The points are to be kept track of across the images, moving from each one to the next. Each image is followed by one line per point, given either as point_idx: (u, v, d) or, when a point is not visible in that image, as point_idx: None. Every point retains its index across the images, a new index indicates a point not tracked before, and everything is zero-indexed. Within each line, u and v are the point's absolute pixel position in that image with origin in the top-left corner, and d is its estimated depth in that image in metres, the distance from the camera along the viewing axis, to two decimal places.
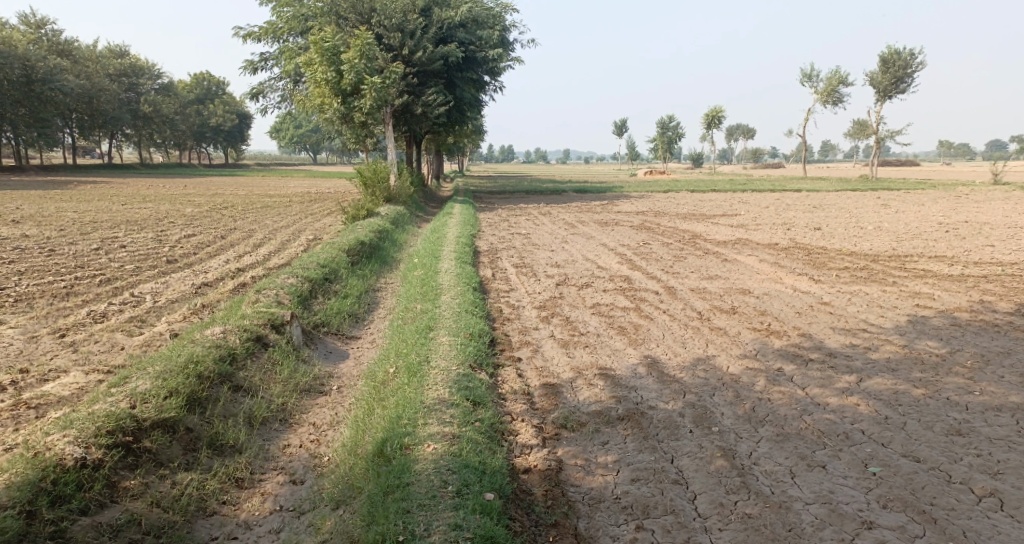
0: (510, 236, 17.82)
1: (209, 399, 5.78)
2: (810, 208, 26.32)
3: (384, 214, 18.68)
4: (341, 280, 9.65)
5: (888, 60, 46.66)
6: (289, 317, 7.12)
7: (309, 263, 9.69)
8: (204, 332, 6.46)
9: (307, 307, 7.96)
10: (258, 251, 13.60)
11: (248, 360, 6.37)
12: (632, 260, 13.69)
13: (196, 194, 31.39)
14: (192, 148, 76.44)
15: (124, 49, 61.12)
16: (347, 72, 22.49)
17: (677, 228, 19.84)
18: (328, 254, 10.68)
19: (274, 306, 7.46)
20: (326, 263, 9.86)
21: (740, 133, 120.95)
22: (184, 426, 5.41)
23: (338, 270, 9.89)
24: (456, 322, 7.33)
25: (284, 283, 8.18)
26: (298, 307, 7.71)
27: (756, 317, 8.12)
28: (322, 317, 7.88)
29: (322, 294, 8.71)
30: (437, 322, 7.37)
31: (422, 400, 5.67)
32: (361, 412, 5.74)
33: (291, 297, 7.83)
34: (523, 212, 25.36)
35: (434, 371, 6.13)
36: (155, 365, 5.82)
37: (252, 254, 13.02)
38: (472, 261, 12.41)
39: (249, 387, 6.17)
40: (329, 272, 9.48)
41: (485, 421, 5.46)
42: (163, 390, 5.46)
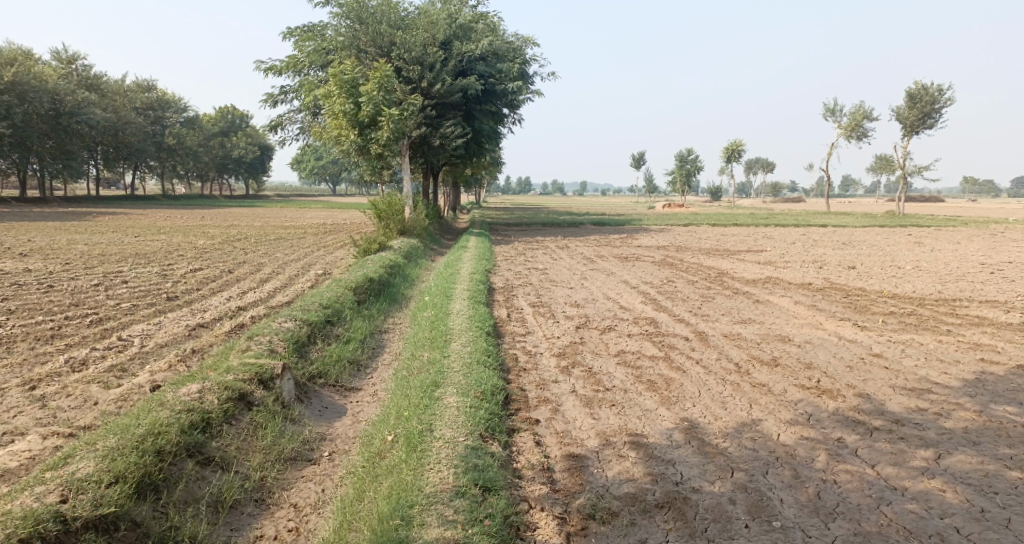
0: (527, 272, 17.09)
1: (168, 482, 5.06)
2: (840, 245, 25.38)
3: (397, 248, 18.06)
4: (344, 323, 8.95)
5: (915, 95, 45.86)
6: (279, 370, 6.43)
7: (311, 304, 9.02)
8: (178, 393, 5.76)
9: (303, 356, 7.27)
10: (264, 287, 12.93)
11: (224, 428, 5.66)
12: (657, 299, 12.89)
13: (212, 225, 31.08)
14: (214, 179, 76.94)
15: (150, 81, 61.83)
16: (365, 103, 22.13)
17: (703, 265, 19.04)
18: (332, 293, 10.00)
19: (266, 355, 6.77)
20: (330, 304, 9.18)
21: (760, 167, 120.11)
22: (129, 521, 4.70)
23: (342, 312, 9.21)
24: (467, 377, 6.54)
25: (278, 329, 7.50)
26: (292, 356, 7.02)
27: (803, 371, 7.29)
28: (320, 367, 7.18)
29: (322, 339, 8.02)
30: (445, 377, 6.58)
31: (422, 489, 4.86)
32: (351, 499, 4.96)
33: (285, 344, 7.15)
34: (542, 246, 24.64)
35: (438, 445, 5.34)
36: (104, 439, 5.11)
37: (257, 291, 12.34)
38: (488, 299, 11.67)
39: (223, 460, 5.45)
40: (331, 314, 8.80)
41: (495, 517, 4.65)
42: (105, 476, 4.75)
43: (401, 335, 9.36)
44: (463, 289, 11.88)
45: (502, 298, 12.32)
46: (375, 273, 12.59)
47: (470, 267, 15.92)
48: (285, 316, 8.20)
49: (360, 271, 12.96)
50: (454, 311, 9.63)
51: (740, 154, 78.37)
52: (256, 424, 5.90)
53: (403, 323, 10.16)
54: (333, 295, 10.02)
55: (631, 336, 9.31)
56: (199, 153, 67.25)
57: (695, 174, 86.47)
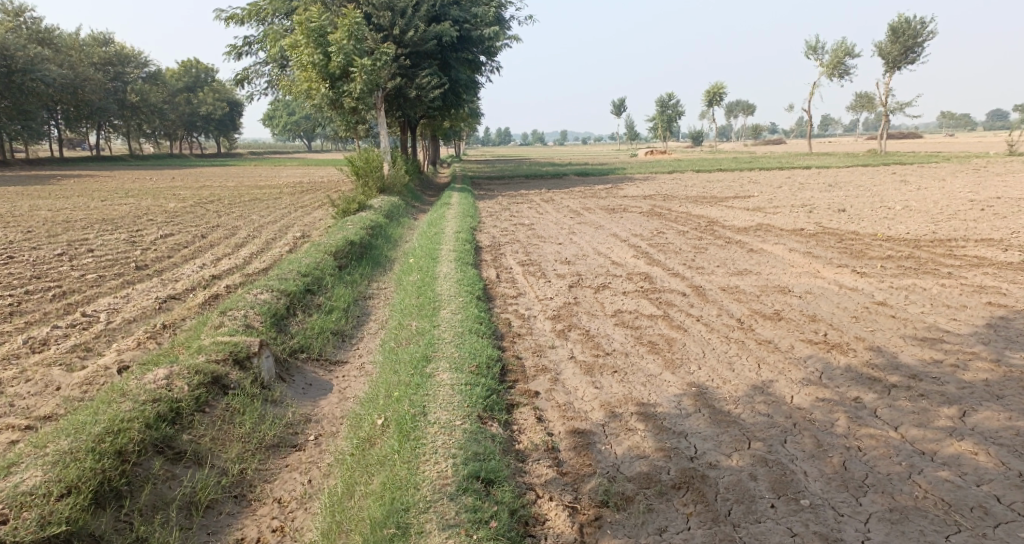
0: (512, 227, 16.66)
1: (131, 485, 4.68)
2: (826, 187, 25.11)
3: (377, 207, 17.51)
4: (324, 291, 8.53)
5: (897, 30, 45.10)
6: (256, 348, 6.03)
7: (289, 272, 8.57)
8: (144, 381, 5.36)
9: (282, 330, 6.88)
10: (239, 252, 12.40)
11: (197, 417, 5.29)
12: (648, 252, 12.58)
13: (183, 187, 30.15)
14: (183, 138, 74.88)
15: (107, 36, 59.36)
16: (335, 54, 21.24)
17: (691, 212, 18.70)
18: (311, 258, 9.54)
19: (242, 332, 6.37)
20: (309, 271, 8.74)
21: (740, 110, 119.19)
22: (86, 535, 4.32)
23: (322, 278, 8.78)
24: (460, 350, 6.19)
25: (254, 301, 7.07)
26: (271, 331, 6.63)
27: (807, 323, 7.05)
28: (302, 341, 6.80)
29: (301, 310, 7.61)
30: (436, 351, 6.23)
31: (418, 486, 4.53)
32: (343, 497, 4.63)
33: (263, 318, 6.74)
34: (525, 199, 24.15)
35: (433, 431, 5.01)
36: (56, 441, 4.72)
37: (232, 257, 11.82)
38: (475, 259, 11.28)
39: (197, 454, 5.08)
40: (311, 282, 8.36)
41: (499, 512, 4.35)
42: (56, 488, 4.36)
43: (387, 301, 8.98)
44: (449, 248, 11.46)
45: (489, 257, 11.93)
46: (356, 234, 12.12)
47: (453, 224, 15.45)
48: (261, 286, 7.76)
49: (340, 233, 12.47)
50: (441, 274, 9.23)
51: (720, 97, 77.46)
52: (232, 410, 5.54)
53: (388, 288, 9.75)
54: (311, 259, 9.56)
55: (626, 293, 9.01)
56: (165, 110, 65.19)
57: (675, 118, 85.53)
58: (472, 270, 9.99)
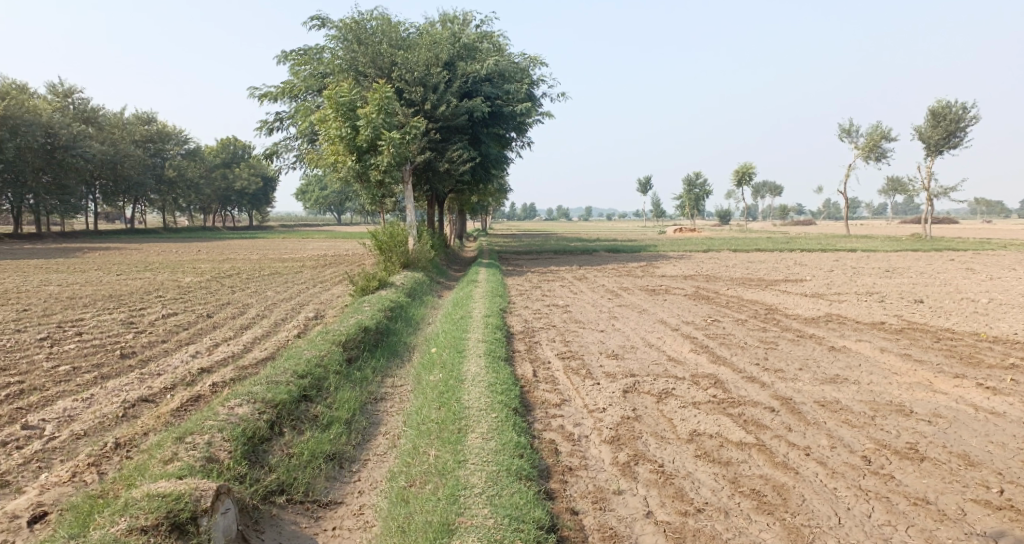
0: (547, 309, 15.09)
1: None
2: (882, 273, 23.27)
3: (400, 284, 16.14)
4: (324, 396, 6.88)
5: (938, 114, 43.90)
6: (206, 503, 4.61)
7: (283, 368, 7.00)
8: None
9: (257, 461, 5.44)
10: (241, 336, 10.85)
11: None
12: (709, 343, 10.92)
13: (205, 260, 29.20)
14: (217, 212, 75.49)
15: (149, 114, 60.71)
16: (364, 127, 20.37)
17: (743, 298, 17.01)
18: (311, 350, 7.96)
19: (198, 473, 4.97)
20: (310, 369, 7.17)
21: (769, 191, 117.97)
22: None
23: (325, 377, 7.19)
24: (495, 510, 4.62)
25: (224, 419, 5.61)
26: (239, 467, 5.22)
27: (965, 468, 5.37)
28: (284, 479, 5.36)
29: (290, 426, 6.07)
30: (464, 510, 4.67)
31: None
32: None
33: (232, 447, 5.32)
34: (559, 278, 22.68)
35: None
36: None
37: (230, 342, 10.25)
38: (505, 350, 9.64)
39: None
40: (307, 384, 6.73)
41: None
42: None
43: (402, 405, 7.34)
44: (476, 337, 9.86)
45: (524, 347, 10.28)
46: (374, 319, 10.62)
47: (482, 306, 13.86)
48: (241, 392, 6.19)
49: (355, 315, 10.98)
50: (468, 373, 7.60)
51: (750, 178, 76.45)
52: None
53: (405, 386, 8.14)
54: (312, 352, 7.97)
55: (701, 403, 7.28)
56: (201, 186, 65.73)
57: (705, 198, 84.64)
58: (506, 366, 8.36)
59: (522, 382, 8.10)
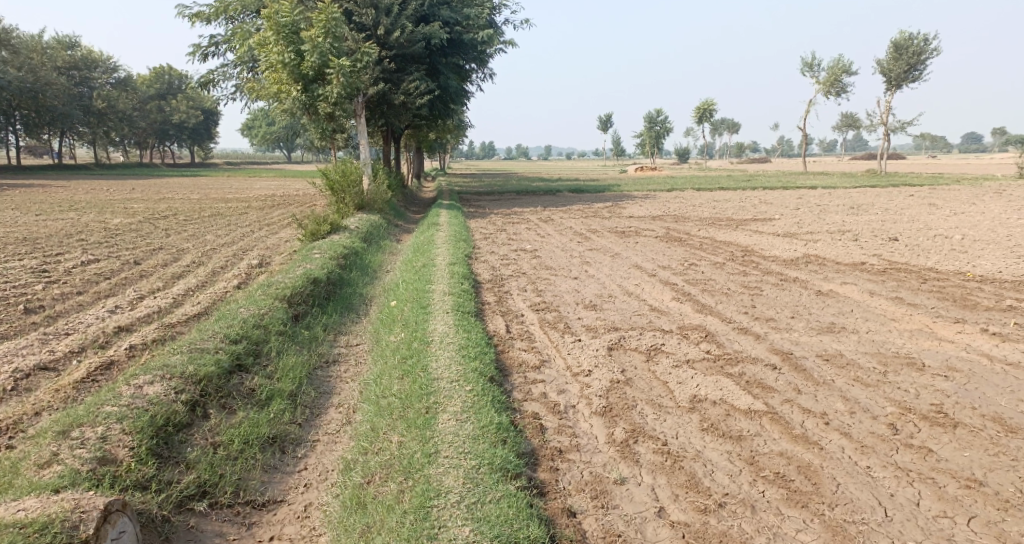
0: (514, 254, 14.17)
1: None
2: (850, 209, 22.83)
3: (355, 227, 15.01)
4: (262, 366, 6.06)
5: (900, 46, 43.34)
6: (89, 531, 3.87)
7: (210, 335, 6.05)
8: None
9: (167, 455, 4.74)
10: (170, 290, 9.71)
11: None
12: (691, 291, 10.17)
13: (141, 201, 27.37)
14: (155, 146, 71.94)
15: (72, 39, 56.64)
16: (309, 53, 18.75)
17: (716, 239, 16.35)
18: (247, 307, 6.87)
19: (83, 483, 4.26)
20: (248, 332, 6.26)
21: (725, 128, 117.78)
22: None
23: (263, 342, 6.29)
24: (477, 525, 4.01)
25: (125, 405, 4.85)
26: (141, 467, 4.52)
27: (1007, 435, 4.75)
28: (202, 478, 4.68)
29: (219, 405, 5.39)
30: (441, 523, 4.05)
31: None
32: None
33: (130, 445, 4.59)
34: (523, 219, 21.72)
35: None
36: None
37: (158, 295, 9.11)
38: (474, 302, 8.79)
39: None
40: (241, 349, 5.93)
41: None
42: None
43: (362, 369, 6.50)
44: (440, 288, 8.99)
45: (490, 301, 9.43)
46: (325, 268, 9.59)
47: (445, 251, 12.89)
48: (155, 364, 5.46)
49: (303, 264, 9.93)
50: (435, 332, 6.75)
51: (711, 114, 75.64)
52: None
53: (363, 347, 7.28)
54: (252, 308, 6.91)
55: (695, 360, 6.52)
56: (134, 117, 62.33)
57: (664, 134, 83.92)
58: (474, 321, 7.53)
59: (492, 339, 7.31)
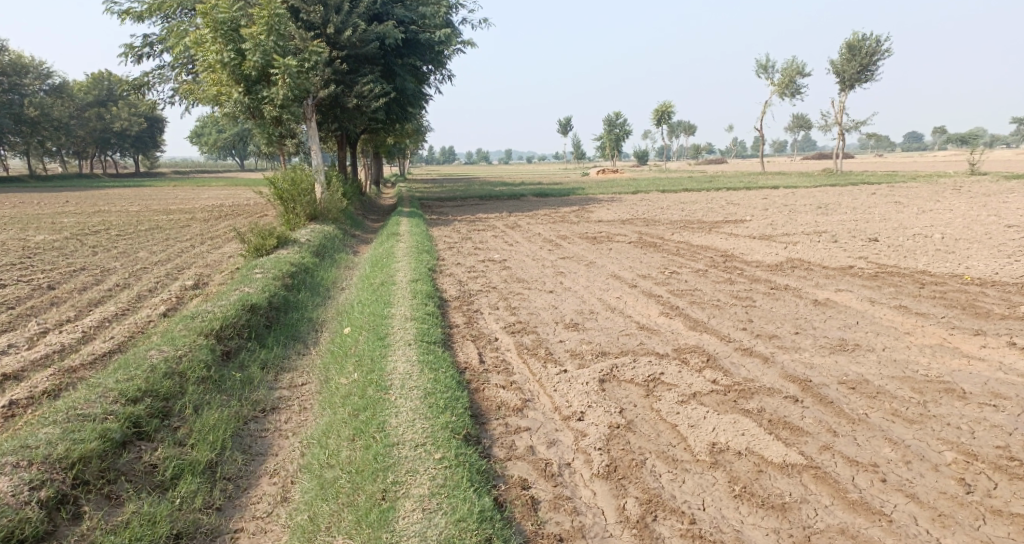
0: (481, 266, 13.26)
1: None
2: (819, 209, 22.31)
3: (305, 240, 13.86)
4: (171, 429, 5.52)
5: (853, 47, 43.20)
6: None
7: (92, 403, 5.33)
8: None
9: None
10: (79, 327, 8.53)
11: None
12: (679, 304, 9.28)
13: (73, 215, 25.77)
14: (96, 156, 69.07)
15: (2, 46, 53.93)
16: (251, 51, 17.44)
17: (691, 244, 15.62)
18: (155, 350, 6.14)
19: None
20: (150, 389, 5.64)
21: (681, 129, 118.51)
22: None
23: (163, 395, 5.71)
24: None
25: None
26: None
27: None
28: None
29: (96, 496, 4.83)
30: None
31: None
32: None
33: None
34: (487, 226, 20.78)
35: None
36: None
37: (59, 340, 7.93)
38: (440, 322, 8.06)
39: None
40: (138, 412, 5.40)
41: None
42: None
43: (314, 419, 5.85)
44: (400, 308, 8.21)
45: (453, 324, 8.48)
46: (263, 296, 8.48)
47: (406, 264, 11.97)
48: (14, 446, 4.89)
49: (239, 290, 8.81)
50: (399, 370, 6.07)
51: (668, 115, 75.99)
52: None
53: (313, 388, 6.56)
54: (166, 350, 6.27)
55: (703, 386, 5.80)
56: (71, 127, 59.71)
57: (621, 137, 83.76)
58: (438, 347, 6.83)
59: (458, 369, 6.56)
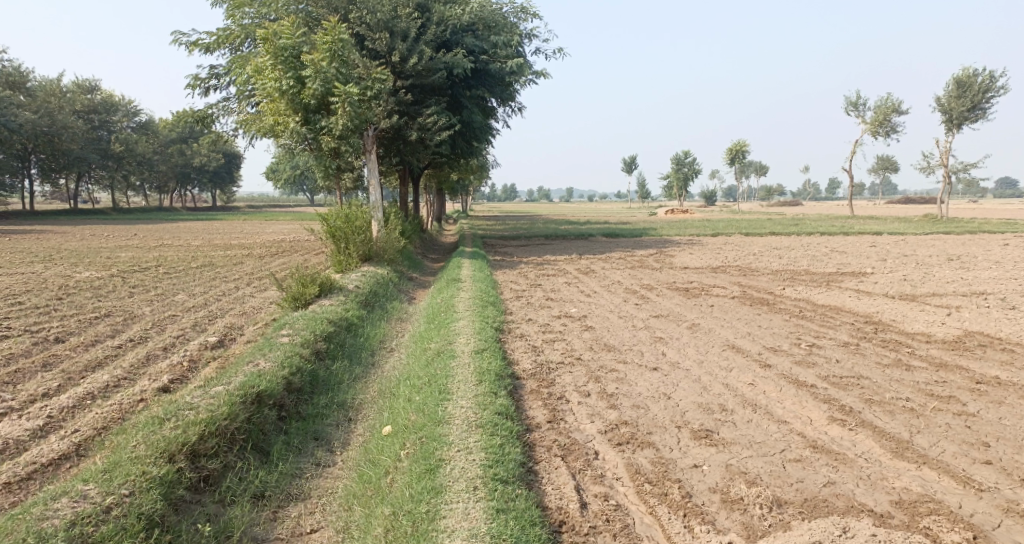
0: (560, 325, 10.89)
1: None
2: (952, 262, 19.07)
3: (353, 286, 11.72)
4: None
5: (963, 83, 39.35)
6: None
7: None
8: None
9: None
10: (45, 411, 6.39)
11: None
12: (851, 404, 6.59)
13: (129, 249, 24.70)
14: (176, 189, 70.64)
15: (92, 82, 55.65)
16: (310, 79, 15.74)
17: (814, 303, 12.89)
18: (66, 500, 4.38)
19: None
20: None
21: (754, 170, 114.18)
22: None
23: None
24: None
25: None
26: None
27: None
28: None
29: None
30: None
31: None
32: None
33: None
34: (560, 270, 18.49)
35: None
36: None
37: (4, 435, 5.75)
38: (517, 418, 5.89)
39: None
40: None
41: None
42: None
43: None
44: (461, 395, 6.10)
45: (526, 416, 6.18)
46: (279, 379, 6.22)
47: (468, 321, 9.81)
48: None
49: (252, 366, 6.60)
50: None
51: (744, 155, 73.10)
52: None
53: (327, 538, 4.61)
54: (93, 494, 4.46)
55: None
56: (154, 161, 61.19)
57: (693, 177, 80.64)
58: (511, 486, 4.76)
59: (549, 531, 4.43)
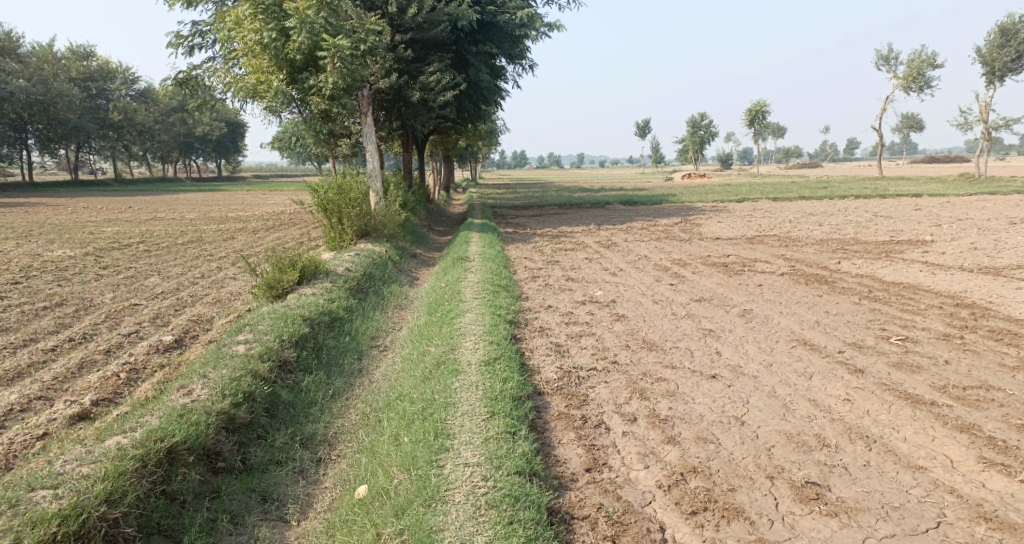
0: (588, 313, 9.11)
1: None
2: (1017, 227, 17.04)
3: (342, 269, 9.97)
4: None
5: (1007, 31, 36.62)
6: None
7: None
8: None
9: None
10: None
11: None
12: (1000, 433, 4.87)
13: (116, 223, 23.03)
14: (180, 159, 68.96)
15: (88, 49, 53.64)
16: (296, 30, 13.80)
17: (880, 280, 11.02)
18: None
19: None
20: None
21: (772, 132, 110.64)
22: None
23: None
24: None
25: None
26: None
27: None
28: None
29: None
30: None
31: None
32: None
33: None
34: (578, 243, 16.65)
35: None
36: None
37: None
38: (541, 472, 4.46)
39: None
40: None
41: None
42: None
43: None
44: (466, 439, 4.66)
45: (554, 459, 4.68)
46: (217, 416, 4.88)
47: (477, 311, 8.11)
48: None
49: (183, 394, 5.06)
50: None
51: (762, 115, 70.57)
52: None
53: None
54: None
55: None
56: (154, 130, 59.56)
57: (709, 139, 77.86)
58: None
59: None
